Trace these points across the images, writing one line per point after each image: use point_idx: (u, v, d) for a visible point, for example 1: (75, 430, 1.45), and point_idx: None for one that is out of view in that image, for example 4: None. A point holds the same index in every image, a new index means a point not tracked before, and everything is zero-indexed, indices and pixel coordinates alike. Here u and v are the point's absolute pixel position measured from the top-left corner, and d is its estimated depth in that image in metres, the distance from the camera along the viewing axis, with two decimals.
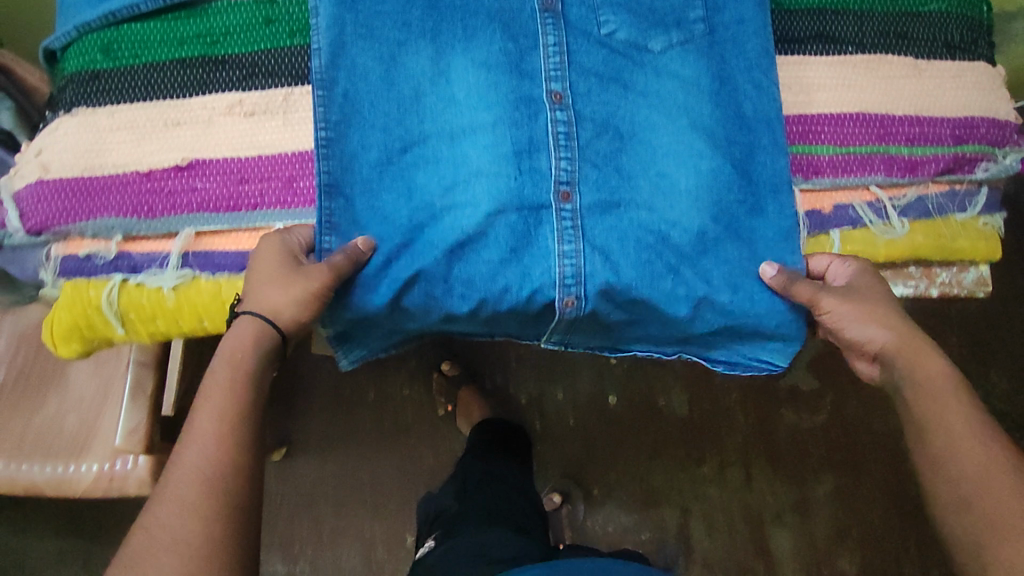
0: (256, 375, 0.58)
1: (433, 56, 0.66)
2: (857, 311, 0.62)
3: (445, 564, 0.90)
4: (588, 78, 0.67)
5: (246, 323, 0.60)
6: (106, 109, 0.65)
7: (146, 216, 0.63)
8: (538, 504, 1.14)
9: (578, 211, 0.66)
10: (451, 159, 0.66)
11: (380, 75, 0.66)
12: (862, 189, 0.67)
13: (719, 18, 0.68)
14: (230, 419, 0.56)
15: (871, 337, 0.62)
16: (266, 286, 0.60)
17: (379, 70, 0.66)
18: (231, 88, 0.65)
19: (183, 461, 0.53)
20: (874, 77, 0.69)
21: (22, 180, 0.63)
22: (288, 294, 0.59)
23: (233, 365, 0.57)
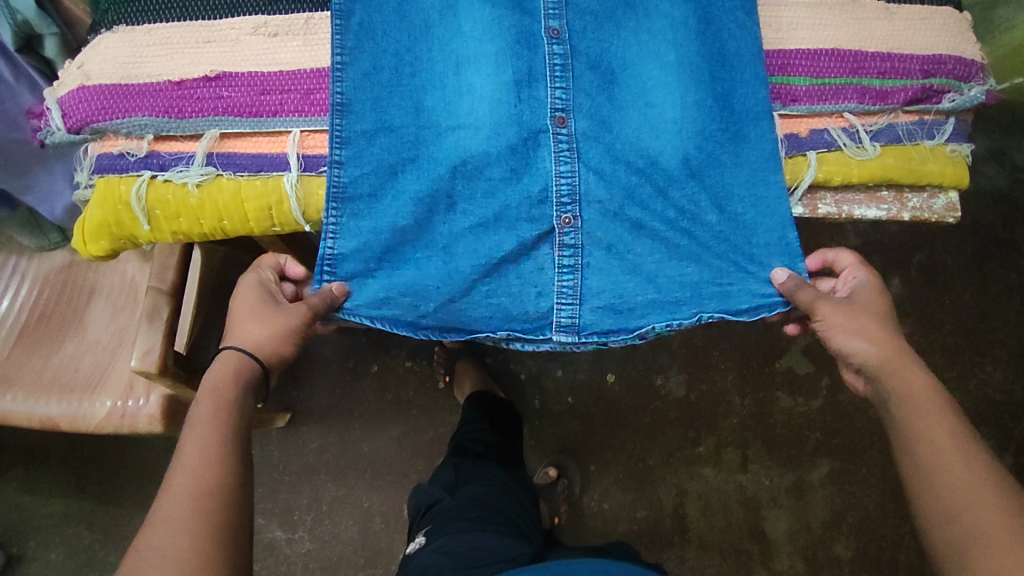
0: (238, 405, 0.64)
1: None
2: (847, 322, 0.68)
3: (431, 565, 0.87)
4: (584, 17, 0.73)
5: (226, 356, 0.67)
6: (144, 28, 0.72)
7: (175, 118, 0.69)
8: (525, 482, 1.18)
9: (573, 134, 0.71)
10: (457, 86, 0.71)
11: (394, 8, 0.72)
12: (835, 116, 0.73)
13: None
14: (216, 440, 0.61)
15: (855, 350, 0.67)
16: (247, 322, 0.69)
17: (392, 4, 0.72)
18: (256, 12, 0.72)
19: (173, 486, 0.58)
20: (848, 18, 0.75)
21: (65, 88, 0.70)
22: (266, 328, 0.68)
23: (216, 395, 0.64)
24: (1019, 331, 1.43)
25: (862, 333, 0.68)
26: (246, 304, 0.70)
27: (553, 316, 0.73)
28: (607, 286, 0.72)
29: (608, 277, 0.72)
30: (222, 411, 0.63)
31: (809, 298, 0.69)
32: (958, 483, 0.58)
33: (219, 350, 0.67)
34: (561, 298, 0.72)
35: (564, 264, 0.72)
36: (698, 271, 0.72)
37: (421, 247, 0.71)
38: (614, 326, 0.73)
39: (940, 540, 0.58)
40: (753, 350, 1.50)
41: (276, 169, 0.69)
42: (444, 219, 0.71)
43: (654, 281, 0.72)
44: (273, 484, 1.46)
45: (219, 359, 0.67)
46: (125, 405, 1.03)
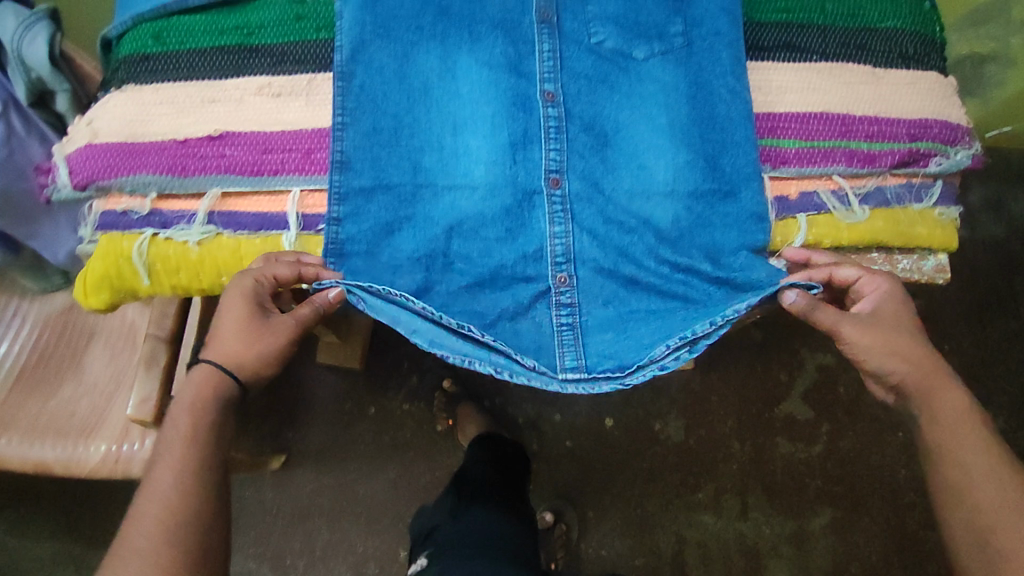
0: (217, 423, 0.65)
1: (441, 55, 0.75)
2: (876, 343, 0.67)
3: None
4: (578, 80, 0.75)
5: (203, 371, 0.67)
6: (152, 86, 0.74)
7: (179, 176, 0.70)
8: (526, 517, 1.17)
9: (567, 196, 0.72)
10: (454, 146, 0.72)
11: (394, 70, 0.75)
12: (825, 177, 0.74)
13: (696, 32, 0.77)
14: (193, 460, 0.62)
15: (892, 370, 0.67)
16: (229, 334, 0.66)
17: (393, 66, 0.75)
18: (261, 72, 0.75)
19: (145, 506, 0.60)
20: (836, 82, 0.77)
21: (73, 145, 0.72)
22: (249, 345, 0.66)
23: (193, 414, 0.64)
24: (1020, 379, 1.42)
25: (889, 353, 0.67)
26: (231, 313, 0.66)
27: (558, 361, 0.71)
28: (607, 330, 0.72)
29: (607, 324, 0.72)
30: (196, 431, 0.63)
31: (830, 319, 0.67)
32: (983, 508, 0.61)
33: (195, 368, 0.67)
34: (563, 347, 0.72)
35: (563, 322, 0.72)
36: (699, 313, 0.70)
37: (418, 302, 0.71)
38: (620, 365, 0.70)
39: (970, 563, 0.61)
40: (753, 395, 1.49)
41: (275, 228, 0.71)
42: (443, 277, 0.71)
43: (654, 321, 0.71)
44: (266, 528, 1.45)
45: (197, 374, 0.67)
46: (124, 448, 1.03)
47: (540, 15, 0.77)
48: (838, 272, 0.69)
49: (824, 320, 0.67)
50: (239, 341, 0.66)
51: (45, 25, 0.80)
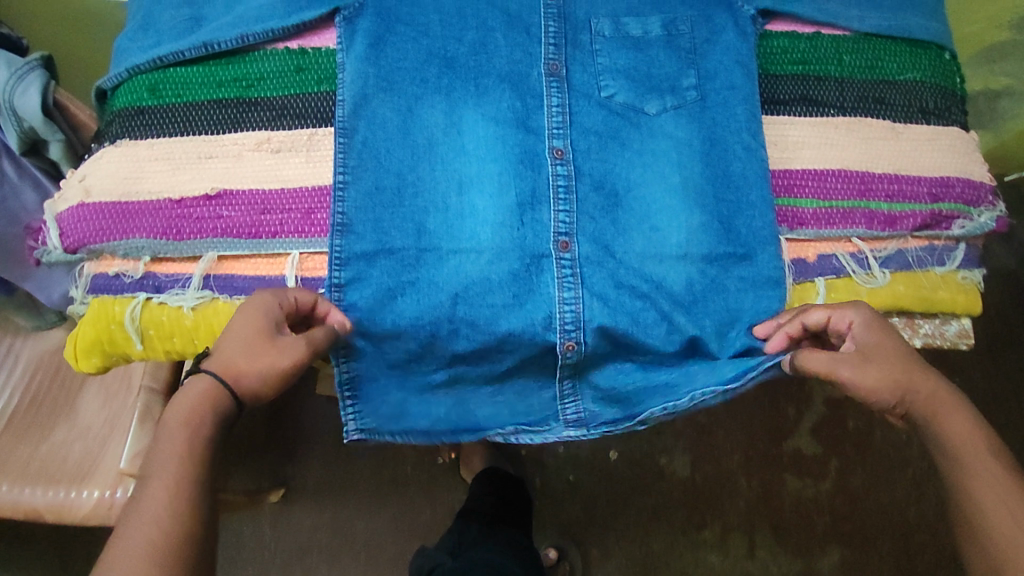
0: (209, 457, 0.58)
1: (447, 110, 0.74)
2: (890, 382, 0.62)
3: None
4: (588, 136, 0.74)
5: (196, 383, 0.60)
6: (147, 142, 0.72)
7: (173, 238, 0.68)
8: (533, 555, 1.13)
9: (576, 260, 0.69)
10: (460, 207, 0.71)
11: (397, 125, 0.73)
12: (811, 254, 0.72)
13: (710, 85, 0.76)
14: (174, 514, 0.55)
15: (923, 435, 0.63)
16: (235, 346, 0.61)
17: (397, 121, 0.73)
18: (259, 126, 0.73)
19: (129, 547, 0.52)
20: (855, 138, 0.76)
21: (65, 203, 0.70)
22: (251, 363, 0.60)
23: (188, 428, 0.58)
24: None
25: (888, 387, 0.61)
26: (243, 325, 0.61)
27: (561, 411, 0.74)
28: (607, 380, 0.73)
29: (609, 376, 0.73)
30: (187, 447, 0.57)
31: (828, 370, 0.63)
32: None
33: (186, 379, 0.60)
34: (564, 399, 0.74)
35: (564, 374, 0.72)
36: (689, 375, 0.69)
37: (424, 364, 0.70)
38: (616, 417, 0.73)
39: None
40: (760, 429, 1.46)
41: None
42: (448, 344, 0.69)
43: (650, 376, 0.71)
44: (262, 566, 1.40)
45: (188, 385, 0.60)
46: (112, 495, 0.98)
47: (548, 68, 0.76)
48: (808, 317, 0.65)
49: (810, 361, 0.62)
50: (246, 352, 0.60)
51: (38, 74, 0.78)
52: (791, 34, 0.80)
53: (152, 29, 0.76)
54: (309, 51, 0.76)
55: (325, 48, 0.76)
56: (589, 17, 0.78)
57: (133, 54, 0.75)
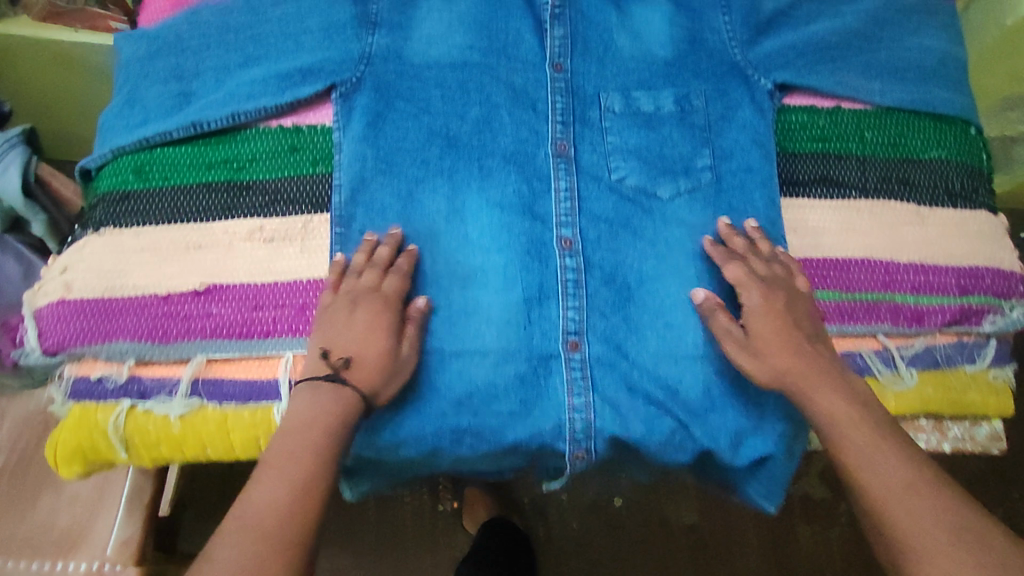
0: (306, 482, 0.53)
1: (449, 195, 0.71)
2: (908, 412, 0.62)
3: None
4: (598, 224, 0.71)
5: (321, 387, 0.58)
6: (133, 230, 0.68)
7: (160, 341, 0.64)
8: None
9: (587, 360, 0.66)
10: (463, 304, 0.68)
11: (398, 211, 0.70)
12: (755, 222, 0.70)
13: (726, 166, 0.73)
14: None
15: None
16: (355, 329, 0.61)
17: (397, 206, 0.70)
18: (251, 213, 0.69)
19: None
20: (878, 223, 0.72)
21: (44, 297, 0.66)
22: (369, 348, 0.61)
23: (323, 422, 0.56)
24: None
25: None
26: (350, 327, 0.62)
27: None
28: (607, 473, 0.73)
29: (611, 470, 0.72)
30: (284, 479, 0.52)
31: None
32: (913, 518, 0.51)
33: (314, 381, 0.58)
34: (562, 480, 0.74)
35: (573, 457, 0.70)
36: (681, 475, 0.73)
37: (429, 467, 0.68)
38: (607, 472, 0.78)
39: None
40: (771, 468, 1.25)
41: (265, 398, 0.64)
42: (452, 450, 0.66)
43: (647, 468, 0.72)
44: None
45: (325, 387, 0.58)
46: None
47: (556, 148, 0.73)
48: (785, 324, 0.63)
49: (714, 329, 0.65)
50: (376, 366, 0.60)
51: (20, 150, 0.74)
52: (810, 108, 0.77)
53: (138, 104, 0.72)
54: (303, 130, 0.72)
55: (320, 125, 0.73)
56: (598, 91, 0.76)
57: (117, 132, 0.71)
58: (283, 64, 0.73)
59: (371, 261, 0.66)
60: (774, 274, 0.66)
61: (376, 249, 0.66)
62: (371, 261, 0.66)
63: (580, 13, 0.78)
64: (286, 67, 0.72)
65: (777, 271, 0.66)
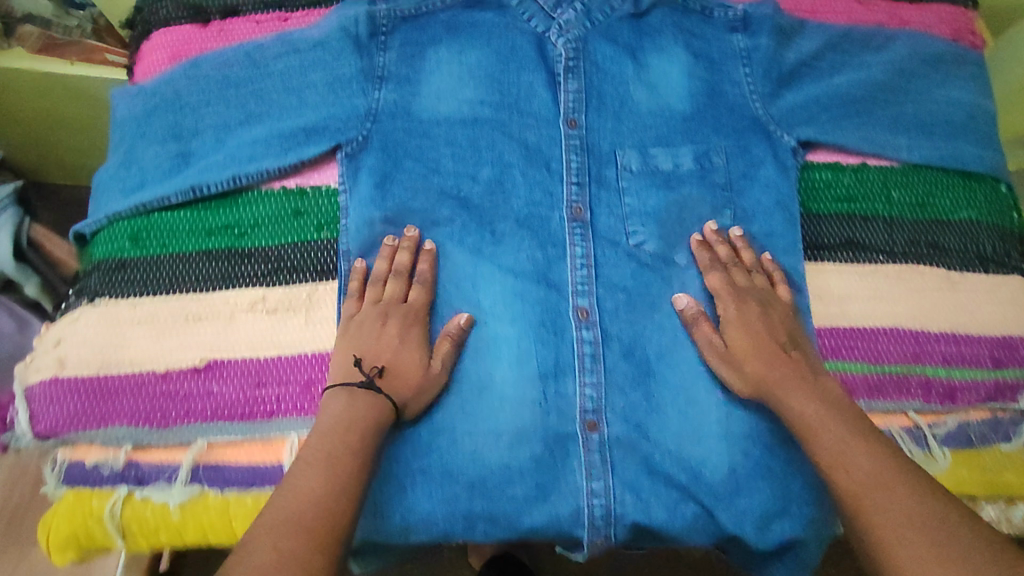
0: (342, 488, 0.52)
1: (461, 261, 0.69)
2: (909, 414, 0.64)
3: None
4: (616, 294, 0.69)
5: (359, 392, 0.58)
6: (129, 301, 0.65)
7: (157, 425, 0.61)
8: None
9: (605, 442, 0.64)
10: (474, 380, 0.65)
11: None
12: (740, 229, 0.71)
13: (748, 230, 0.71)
14: None
15: None
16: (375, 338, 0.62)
17: None
18: (253, 282, 0.66)
19: None
20: (907, 288, 0.70)
21: (36, 373, 0.63)
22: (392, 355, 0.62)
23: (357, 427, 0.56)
24: None
25: None
26: (380, 338, 0.63)
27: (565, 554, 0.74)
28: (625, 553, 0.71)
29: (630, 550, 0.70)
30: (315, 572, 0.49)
31: None
32: (871, 506, 0.50)
33: (350, 385, 0.58)
34: None
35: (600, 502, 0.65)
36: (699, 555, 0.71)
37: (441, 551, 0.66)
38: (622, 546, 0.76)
39: None
40: None
41: (269, 483, 0.61)
42: (465, 535, 0.63)
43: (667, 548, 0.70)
44: None
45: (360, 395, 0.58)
46: None
47: (571, 211, 0.71)
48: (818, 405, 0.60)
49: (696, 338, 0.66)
50: (407, 378, 0.61)
51: (14, 212, 0.78)
52: (834, 165, 0.74)
53: (135, 165, 0.69)
54: (307, 192, 0.69)
55: (324, 186, 0.70)
56: (614, 149, 0.74)
57: (113, 196, 0.68)
58: (286, 123, 0.70)
59: (393, 268, 0.66)
60: (752, 285, 0.68)
61: (397, 254, 0.67)
62: (393, 268, 0.67)
63: (594, 65, 0.76)
64: (288, 127, 0.69)
65: (756, 282, 0.68)
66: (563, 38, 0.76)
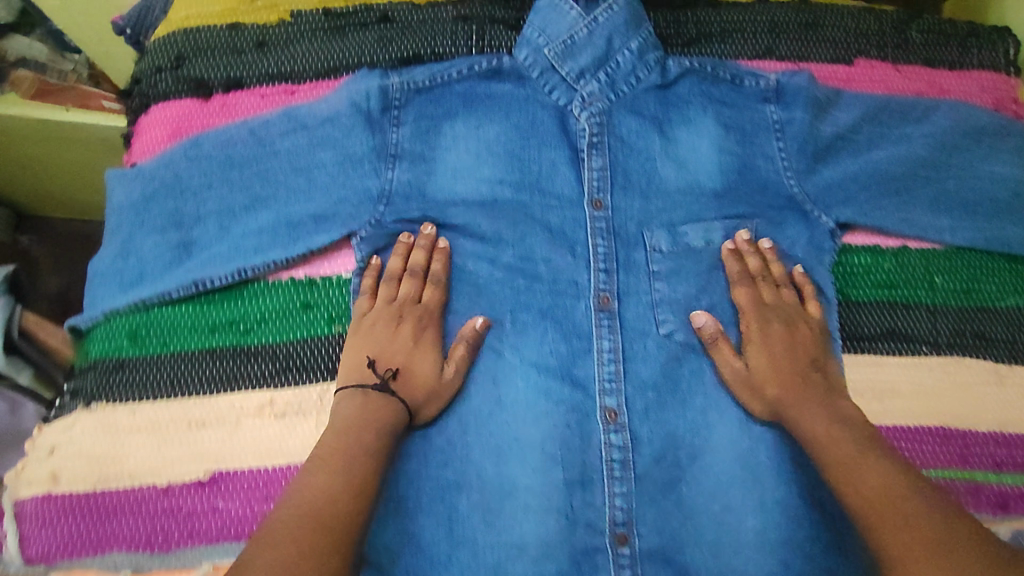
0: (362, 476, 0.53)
1: (485, 353, 0.67)
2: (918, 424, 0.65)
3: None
4: (645, 392, 0.66)
5: (373, 395, 0.59)
6: (128, 406, 0.61)
7: (158, 548, 0.57)
8: None
9: (636, 555, 0.63)
10: (497, 485, 0.63)
11: None
12: (770, 241, 0.70)
13: None
14: None
15: None
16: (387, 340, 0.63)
17: None
18: (257, 385, 0.62)
19: None
20: (954, 382, 0.67)
21: (27, 488, 0.59)
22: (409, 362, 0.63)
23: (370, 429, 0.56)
24: None
25: None
26: (395, 339, 0.63)
27: None
28: None
29: None
30: None
31: None
32: (892, 515, 0.50)
33: (367, 388, 0.59)
34: None
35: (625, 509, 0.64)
36: None
37: None
38: None
39: None
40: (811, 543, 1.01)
41: None
42: None
43: None
44: None
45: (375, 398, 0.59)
46: None
47: (598, 300, 0.68)
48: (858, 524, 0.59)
49: (719, 364, 0.66)
50: (420, 381, 0.62)
51: (4, 303, 0.72)
52: (873, 248, 0.72)
53: (133, 255, 0.65)
54: (316, 282, 0.66)
55: (335, 276, 0.67)
56: (641, 230, 0.70)
57: (111, 290, 0.64)
58: (292, 208, 0.66)
59: (407, 266, 0.67)
60: (780, 301, 0.68)
61: (412, 252, 0.67)
62: (408, 266, 0.67)
63: (619, 140, 0.72)
64: (296, 215, 0.65)
65: (785, 298, 0.68)
66: (586, 112, 0.72)
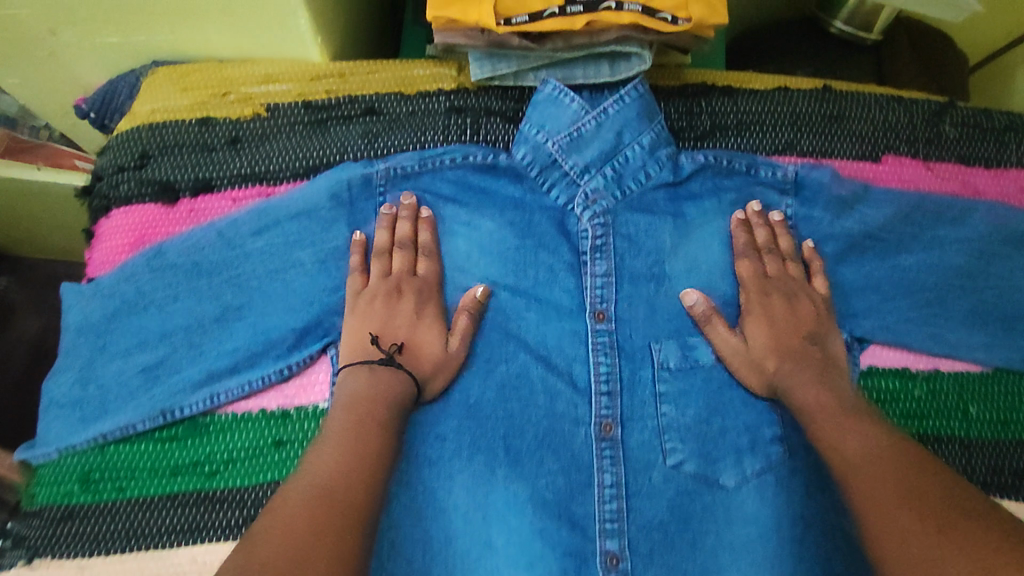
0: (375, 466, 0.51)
1: (470, 484, 0.59)
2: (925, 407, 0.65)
3: None
4: (651, 533, 0.60)
5: (378, 369, 0.57)
6: (78, 561, 0.56)
7: None
8: None
9: None
10: None
11: (412, 517, 0.59)
12: (780, 214, 0.66)
13: (798, 439, 0.62)
14: None
15: None
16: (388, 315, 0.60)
17: (413, 509, 0.59)
18: (222, 536, 0.56)
19: None
20: None
21: None
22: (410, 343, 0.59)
23: (375, 408, 0.54)
24: None
25: None
26: (393, 315, 0.60)
27: None
28: None
29: None
30: None
31: None
32: (865, 476, 0.52)
33: (371, 363, 0.56)
34: None
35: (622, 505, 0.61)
36: None
37: None
38: None
39: None
40: None
41: None
42: None
43: None
44: None
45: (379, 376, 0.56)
46: None
47: (600, 427, 0.61)
48: None
49: (715, 341, 0.63)
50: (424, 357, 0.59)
51: None
52: (902, 371, 0.65)
53: (92, 382, 0.60)
54: (290, 415, 0.60)
55: (310, 406, 0.60)
56: (647, 343, 0.63)
57: (67, 424, 0.59)
58: (262, 331, 0.60)
59: (395, 239, 0.62)
60: (785, 274, 0.64)
61: (397, 223, 0.63)
62: (395, 239, 0.63)
63: (625, 239, 0.65)
64: (274, 330, 0.60)
65: (790, 272, 0.64)
66: (589, 212, 0.66)
